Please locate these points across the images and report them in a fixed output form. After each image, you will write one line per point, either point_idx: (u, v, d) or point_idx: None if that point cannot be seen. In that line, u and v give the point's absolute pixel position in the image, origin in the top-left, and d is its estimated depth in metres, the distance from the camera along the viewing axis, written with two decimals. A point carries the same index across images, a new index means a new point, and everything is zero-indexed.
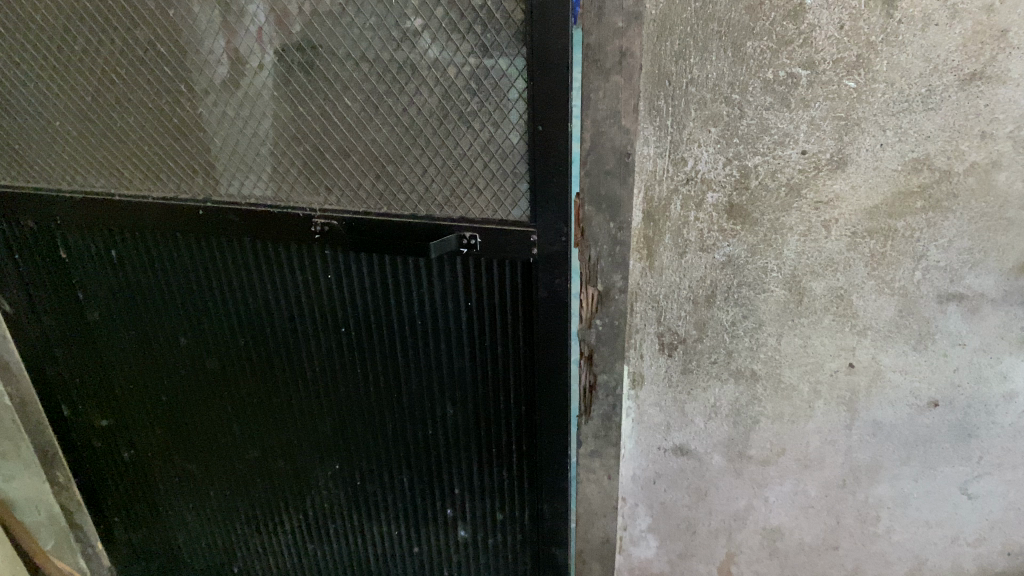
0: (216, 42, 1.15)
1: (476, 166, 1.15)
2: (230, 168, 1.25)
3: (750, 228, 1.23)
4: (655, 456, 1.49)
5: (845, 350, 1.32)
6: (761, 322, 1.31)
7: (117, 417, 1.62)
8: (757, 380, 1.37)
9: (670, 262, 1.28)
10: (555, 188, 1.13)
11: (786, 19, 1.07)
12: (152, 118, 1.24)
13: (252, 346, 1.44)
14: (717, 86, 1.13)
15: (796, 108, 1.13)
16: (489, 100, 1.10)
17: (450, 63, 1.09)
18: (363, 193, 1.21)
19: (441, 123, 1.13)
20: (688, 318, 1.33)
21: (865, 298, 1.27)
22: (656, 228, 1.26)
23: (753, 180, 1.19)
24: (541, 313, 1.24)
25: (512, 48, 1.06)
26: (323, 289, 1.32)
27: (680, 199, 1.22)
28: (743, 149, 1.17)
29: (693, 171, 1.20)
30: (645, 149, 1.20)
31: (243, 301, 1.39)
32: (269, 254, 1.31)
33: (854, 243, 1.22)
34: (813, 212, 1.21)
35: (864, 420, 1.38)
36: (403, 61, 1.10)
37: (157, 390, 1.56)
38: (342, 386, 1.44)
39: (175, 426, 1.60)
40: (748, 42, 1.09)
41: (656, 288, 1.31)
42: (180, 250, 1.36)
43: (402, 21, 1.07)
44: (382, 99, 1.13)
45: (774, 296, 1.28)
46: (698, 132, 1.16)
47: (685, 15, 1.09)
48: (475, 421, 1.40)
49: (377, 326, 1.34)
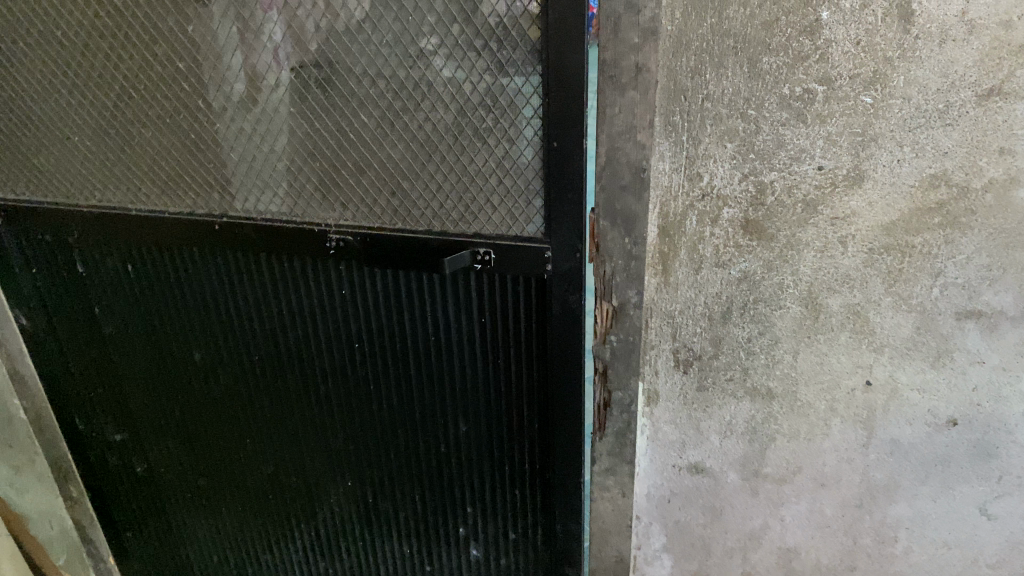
0: (234, 58, 1.16)
1: (491, 183, 1.15)
2: (246, 184, 1.26)
3: (767, 244, 1.22)
4: (670, 474, 1.48)
5: (862, 367, 1.31)
6: (777, 339, 1.30)
7: (130, 431, 1.63)
8: (773, 397, 1.36)
9: (686, 277, 1.27)
10: (570, 204, 1.13)
11: (802, 35, 1.07)
12: (170, 134, 1.25)
13: (266, 362, 1.44)
14: (733, 101, 1.13)
15: (812, 123, 1.13)
16: (504, 116, 1.10)
17: (465, 79, 1.09)
18: (378, 210, 1.22)
19: (456, 140, 1.14)
20: (703, 334, 1.32)
21: (882, 315, 1.26)
22: (672, 244, 1.25)
23: (769, 196, 1.19)
24: (555, 330, 1.24)
25: (527, 64, 1.06)
26: (337, 304, 1.32)
27: (696, 215, 1.22)
28: (759, 165, 1.17)
29: (709, 187, 1.19)
30: (660, 165, 1.20)
31: (258, 316, 1.39)
32: (284, 269, 1.32)
33: (870, 260, 1.21)
34: (829, 228, 1.20)
35: (881, 438, 1.37)
36: (419, 77, 1.10)
37: (170, 405, 1.57)
38: (355, 402, 1.43)
39: (189, 441, 1.60)
40: (764, 58, 1.09)
41: (671, 304, 1.31)
42: (196, 265, 1.36)
43: (418, 38, 1.08)
44: (397, 116, 1.14)
45: (790, 312, 1.28)
46: (714, 147, 1.16)
47: (701, 31, 1.09)
48: (488, 438, 1.39)
49: (390, 342, 1.34)
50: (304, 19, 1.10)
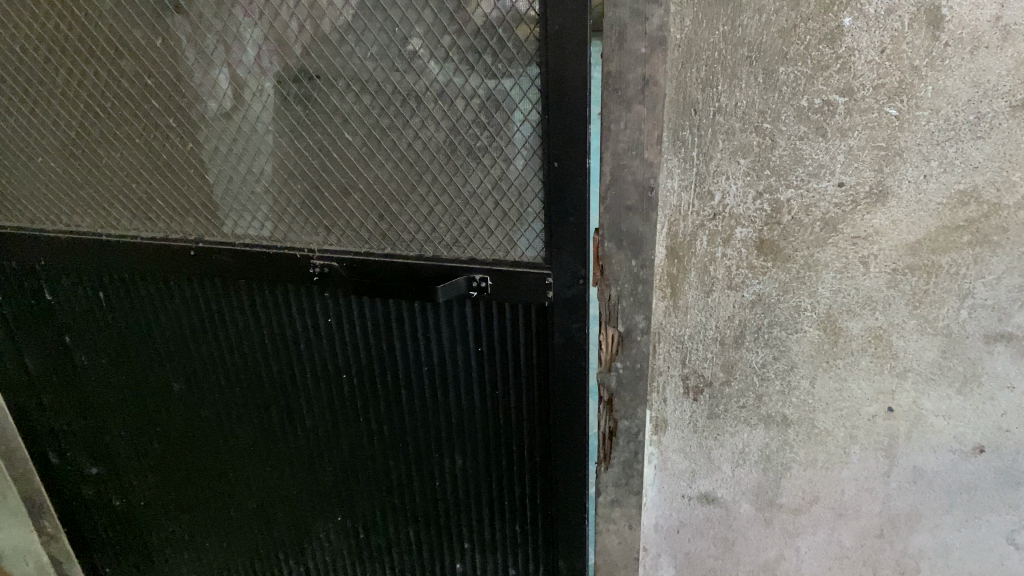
0: (207, 74, 1.07)
1: (487, 205, 1.07)
2: (223, 207, 1.17)
3: (783, 265, 1.14)
4: (679, 504, 1.40)
5: (884, 394, 1.23)
6: (794, 364, 1.22)
7: (108, 464, 1.54)
8: (788, 425, 1.28)
9: (696, 301, 1.19)
10: (571, 228, 1.04)
11: (822, 43, 0.99)
12: (140, 155, 1.16)
13: (249, 393, 1.35)
14: (748, 114, 1.05)
15: (832, 137, 1.05)
16: (501, 134, 1.02)
17: (457, 94, 1.01)
18: (364, 233, 1.13)
19: (449, 159, 1.05)
20: (715, 359, 1.24)
21: (906, 338, 1.18)
22: (680, 266, 1.17)
23: (786, 215, 1.11)
24: (556, 360, 1.15)
25: (525, 78, 0.98)
26: (322, 333, 1.24)
27: (706, 234, 1.14)
28: (775, 181, 1.09)
29: (721, 206, 1.11)
30: (669, 182, 1.11)
31: (239, 345, 1.30)
32: (265, 297, 1.23)
33: (894, 281, 1.13)
34: (850, 247, 1.12)
35: (904, 466, 1.29)
36: (407, 92, 1.02)
37: (149, 438, 1.48)
38: (343, 435, 1.35)
39: (169, 474, 1.51)
40: (781, 68, 1.01)
41: (680, 329, 1.22)
42: (171, 292, 1.27)
43: (406, 50, 0.99)
44: (384, 133, 1.05)
45: (808, 336, 1.20)
46: (726, 163, 1.08)
47: (713, 39, 1.01)
48: (486, 472, 1.31)
49: (380, 372, 1.25)
50: (281, 31, 1.02)
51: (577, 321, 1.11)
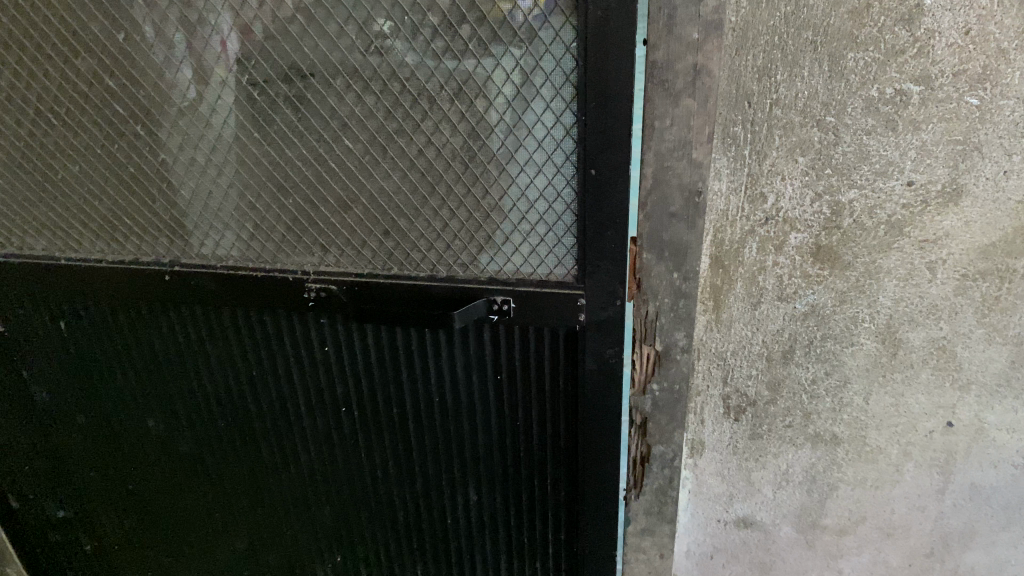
0: (180, 73, 0.91)
1: (510, 219, 0.93)
2: (202, 225, 1.01)
3: (840, 273, 1.02)
4: (714, 529, 1.28)
5: (944, 408, 1.12)
6: (846, 379, 1.11)
7: (77, 506, 1.38)
8: (838, 444, 1.17)
9: (742, 314, 1.07)
10: (611, 243, 0.91)
11: (898, 24, 0.86)
12: (103, 168, 0.99)
13: (235, 428, 1.20)
14: (809, 107, 0.92)
15: (903, 131, 0.92)
16: (528, 138, 0.87)
17: (478, 94, 0.86)
18: (367, 253, 0.98)
19: (467, 168, 0.90)
20: (760, 377, 1.12)
21: (972, 349, 1.07)
22: (726, 276, 1.04)
23: (846, 218, 0.98)
24: (586, 389, 1.02)
25: (558, 73, 0.83)
26: (319, 362, 1.09)
27: (757, 241, 1.01)
28: (836, 181, 0.96)
29: (774, 210, 0.99)
30: (717, 185, 0.98)
31: (222, 376, 1.15)
32: (251, 323, 1.08)
33: (962, 287, 1.02)
34: (916, 252, 1.00)
35: (961, 483, 1.19)
36: (417, 91, 0.87)
37: (122, 478, 1.32)
38: (342, 472, 1.20)
39: (145, 516, 1.35)
40: (849, 53, 0.88)
41: (722, 345, 1.10)
42: (145, 320, 1.12)
43: (417, 42, 0.84)
44: (390, 139, 0.90)
45: (864, 349, 1.08)
46: (782, 162, 0.95)
47: (773, 22, 0.88)
48: (504, 508, 1.18)
49: (385, 404, 1.11)
50: (267, 21, 0.86)
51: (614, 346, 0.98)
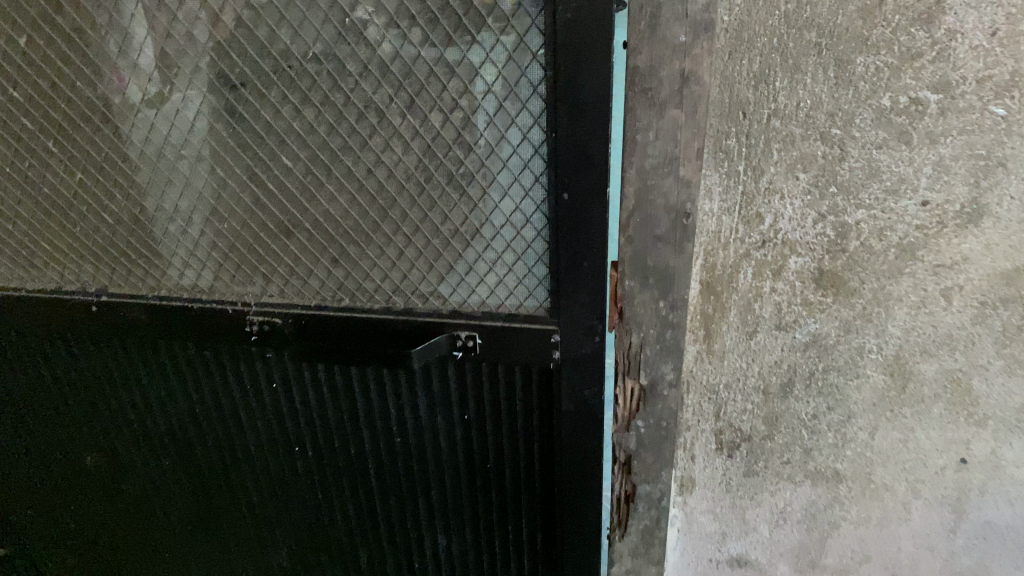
0: (94, 84, 0.79)
1: (474, 247, 0.82)
2: (128, 251, 0.89)
3: (845, 300, 0.92)
4: (705, 568, 1.18)
5: (957, 444, 1.02)
6: (851, 414, 1.01)
7: (19, 545, 1.27)
8: (840, 481, 1.07)
9: (736, 344, 0.96)
10: (588, 274, 0.80)
11: (914, 24, 0.75)
12: (17, 188, 0.88)
13: (180, 467, 1.09)
14: (812, 118, 0.81)
15: (919, 144, 0.81)
16: (492, 157, 0.76)
17: (433, 107, 0.74)
18: (315, 282, 0.87)
19: (422, 190, 0.79)
20: (756, 411, 1.02)
21: (990, 382, 0.96)
22: (718, 304, 0.94)
23: (853, 240, 0.88)
24: (561, 432, 0.91)
25: (524, 84, 0.72)
26: (268, 399, 0.99)
27: (753, 265, 0.90)
28: (842, 201, 0.85)
29: (771, 231, 0.88)
30: (708, 205, 0.87)
31: (164, 412, 1.04)
32: (191, 356, 0.97)
33: (981, 316, 0.91)
34: (931, 278, 0.89)
35: (974, 521, 1.08)
36: (364, 104, 0.75)
37: (62, 517, 1.21)
38: (299, 513, 1.10)
39: (91, 556, 1.24)
40: (858, 57, 0.77)
41: (714, 377, 0.99)
42: (75, 353, 1.01)
43: (361, 48, 0.72)
44: (335, 158, 0.79)
45: (870, 382, 0.98)
46: (780, 179, 0.85)
47: (771, 21, 0.76)
48: (476, 552, 1.08)
49: (342, 444, 1.01)
50: (190, 24, 0.74)
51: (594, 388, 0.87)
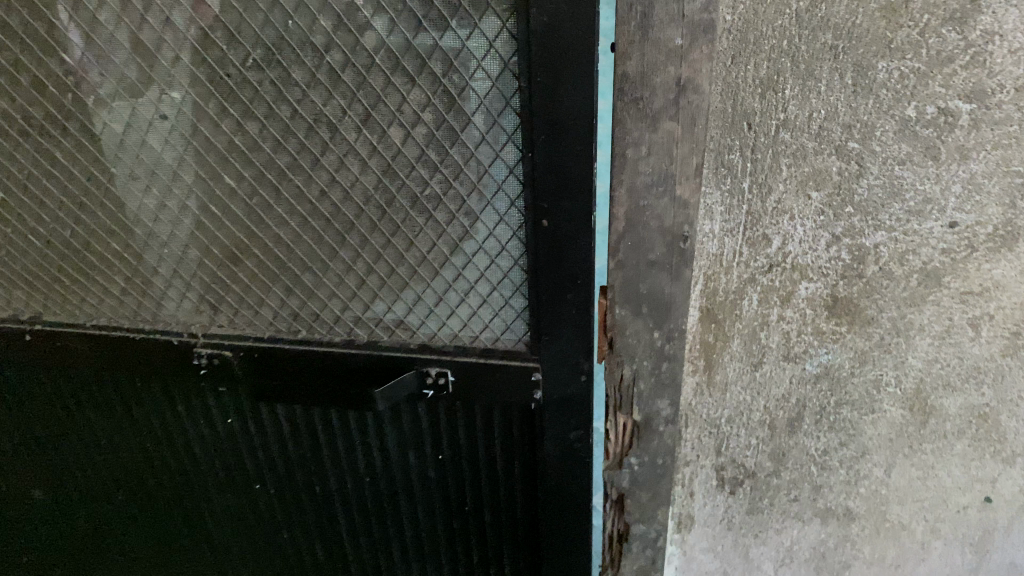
0: (8, 94, 0.69)
1: (443, 276, 0.73)
2: (62, 277, 0.80)
3: (861, 330, 0.83)
4: None
5: (981, 481, 0.93)
6: (865, 450, 0.92)
7: None
8: (852, 519, 0.98)
9: (739, 376, 0.87)
10: (571, 309, 0.71)
11: (946, 24, 0.66)
12: None
13: (135, 503, 1.00)
14: (827, 130, 0.71)
15: (947, 160, 0.72)
16: (462, 178, 0.67)
17: (392, 121, 0.65)
18: (268, 311, 0.78)
19: (383, 213, 0.70)
20: (761, 446, 0.93)
21: (1020, 418, 0.87)
22: (720, 333, 0.84)
23: (871, 264, 0.78)
24: (545, 476, 0.82)
25: (496, 97, 0.63)
26: (223, 435, 0.90)
27: (758, 291, 0.81)
28: (859, 222, 0.76)
29: (780, 255, 0.79)
30: (708, 226, 0.77)
31: (112, 446, 0.96)
32: (136, 390, 0.88)
33: (1011, 348, 0.82)
34: (957, 306, 0.80)
35: (996, 561, 1.00)
36: (313, 117, 0.66)
37: (12, 553, 1.12)
38: (264, 552, 1.01)
39: None
40: (880, 63, 0.68)
41: (715, 411, 0.90)
42: (13, 384, 0.92)
43: (308, 54, 0.63)
44: (284, 176, 0.69)
45: (887, 417, 0.89)
46: (790, 198, 0.75)
47: (781, 22, 0.66)
48: None
49: (306, 482, 0.92)
50: (111, 26, 0.64)
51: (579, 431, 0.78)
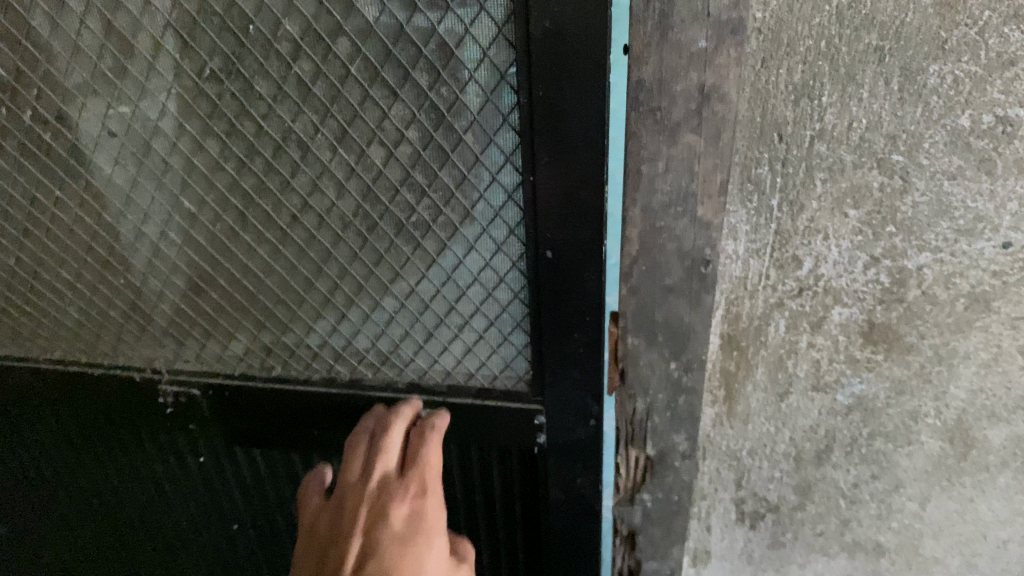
0: None
1: (433, 311, 0.67)
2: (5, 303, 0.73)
3: (899, 358, 0.75)
4: None
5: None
6: (898, 483, 0.84)
7: None
8: (882, 553, 0.91)
9: (763, 407, 0.79)
10: (573, 346, 0.65)
11: (1010, 22, 0.57)
12: None
13: (102, 537, 0.95)
14: (869, 142, 0.63)
15: (1004, 174, 0.64)
16: (452, 205, 0.60)
17: (372, 139, 0.57)
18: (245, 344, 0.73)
19: (365, 243, 0.63)
20: (784, 480, 0.85)
21: None
22: (743, 361, 0.76)
23: (913, 288, 0.70)
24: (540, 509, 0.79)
25: (492, 111, 0.55)
26: (197, 471, 0.85)
27: (787, 316, 0.73)
28: (901, 242, 0.68)
29: (811, 278, 0.70)
30: (731, 247, 0.69)
31: (75, 481, 0.90)
32: (95, 424, 0.82)
33: None
34: (1007, 333, 0.72)
35: None
36: (281, 134, 0.58)
37: None
38: None
39: None
40: (931, 66, 0.59)
41: (736, 443, 0.83)
42: None
43: (272, 63, 0.54)
44: (250, 200, 0.62)
45: (925, 449, 0.81)
46: (825, 216, 0.67)
47: (819, 20, 0.58)
48: None
49: (288, 513, 0.89)
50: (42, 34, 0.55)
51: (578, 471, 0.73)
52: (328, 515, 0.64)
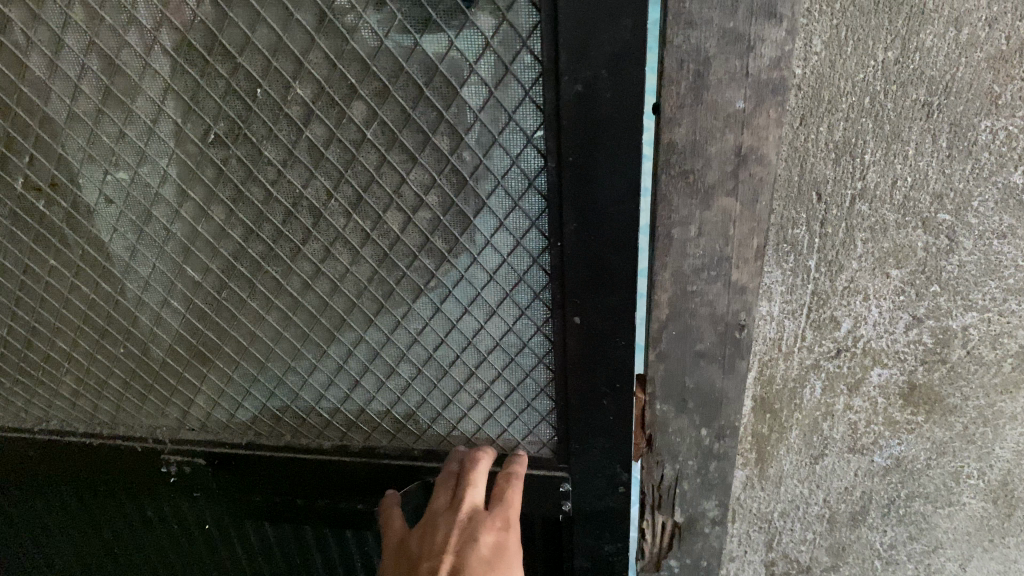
0: None
1: (452, 375, 0.64)
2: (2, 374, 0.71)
3: (941, 419, 0.71)
4: None
5: None
6: (937, 544, 0.80)
7: None
8: None
9: (796, 469, 0.75)
10: (601, 409, 0.63)
11: None
12: None
13: None
14: (913, 201, 0.59)
15: None
16: (473, 272, 0.57)
17: (389, 205, 0.54)
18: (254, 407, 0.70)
19: (379, 309, 0.60)
20: (817, 542, 0.81)
21: None
22: (776, 423, 0.72)
23: (957, 348, 0.66)
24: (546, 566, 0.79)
25: (516, 175, 0.52)
26: (200, 527, 0.85)
27: (823, 378, 0.69)
28: (946, 302, 0.64)
29: (849, 338, 0.67)
30: (765, 307, 0.65)
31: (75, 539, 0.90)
32: (100, 492, 0.81)
33: None
34: None
35: None
36: (290, 201, 0.54)
37: None
38: None
39: None
40: (982, 122, 0.56)
41: (767, 505, 0.79)
42: None
43: (281, 127, 0.51)
44: (258, 267, 0.59)
45: (966, 509, 0.77)
46: (866, 277, 0.63)
47: (862, 76, 0.54)
48: None
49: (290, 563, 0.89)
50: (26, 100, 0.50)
51: (600, 530, 0.72)
52: (411, 538, 0.62)
